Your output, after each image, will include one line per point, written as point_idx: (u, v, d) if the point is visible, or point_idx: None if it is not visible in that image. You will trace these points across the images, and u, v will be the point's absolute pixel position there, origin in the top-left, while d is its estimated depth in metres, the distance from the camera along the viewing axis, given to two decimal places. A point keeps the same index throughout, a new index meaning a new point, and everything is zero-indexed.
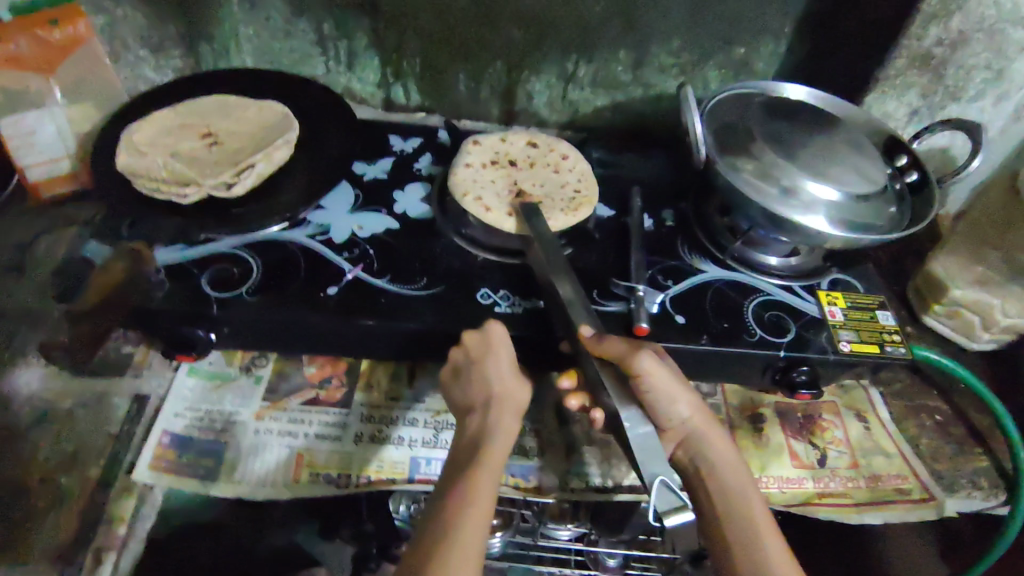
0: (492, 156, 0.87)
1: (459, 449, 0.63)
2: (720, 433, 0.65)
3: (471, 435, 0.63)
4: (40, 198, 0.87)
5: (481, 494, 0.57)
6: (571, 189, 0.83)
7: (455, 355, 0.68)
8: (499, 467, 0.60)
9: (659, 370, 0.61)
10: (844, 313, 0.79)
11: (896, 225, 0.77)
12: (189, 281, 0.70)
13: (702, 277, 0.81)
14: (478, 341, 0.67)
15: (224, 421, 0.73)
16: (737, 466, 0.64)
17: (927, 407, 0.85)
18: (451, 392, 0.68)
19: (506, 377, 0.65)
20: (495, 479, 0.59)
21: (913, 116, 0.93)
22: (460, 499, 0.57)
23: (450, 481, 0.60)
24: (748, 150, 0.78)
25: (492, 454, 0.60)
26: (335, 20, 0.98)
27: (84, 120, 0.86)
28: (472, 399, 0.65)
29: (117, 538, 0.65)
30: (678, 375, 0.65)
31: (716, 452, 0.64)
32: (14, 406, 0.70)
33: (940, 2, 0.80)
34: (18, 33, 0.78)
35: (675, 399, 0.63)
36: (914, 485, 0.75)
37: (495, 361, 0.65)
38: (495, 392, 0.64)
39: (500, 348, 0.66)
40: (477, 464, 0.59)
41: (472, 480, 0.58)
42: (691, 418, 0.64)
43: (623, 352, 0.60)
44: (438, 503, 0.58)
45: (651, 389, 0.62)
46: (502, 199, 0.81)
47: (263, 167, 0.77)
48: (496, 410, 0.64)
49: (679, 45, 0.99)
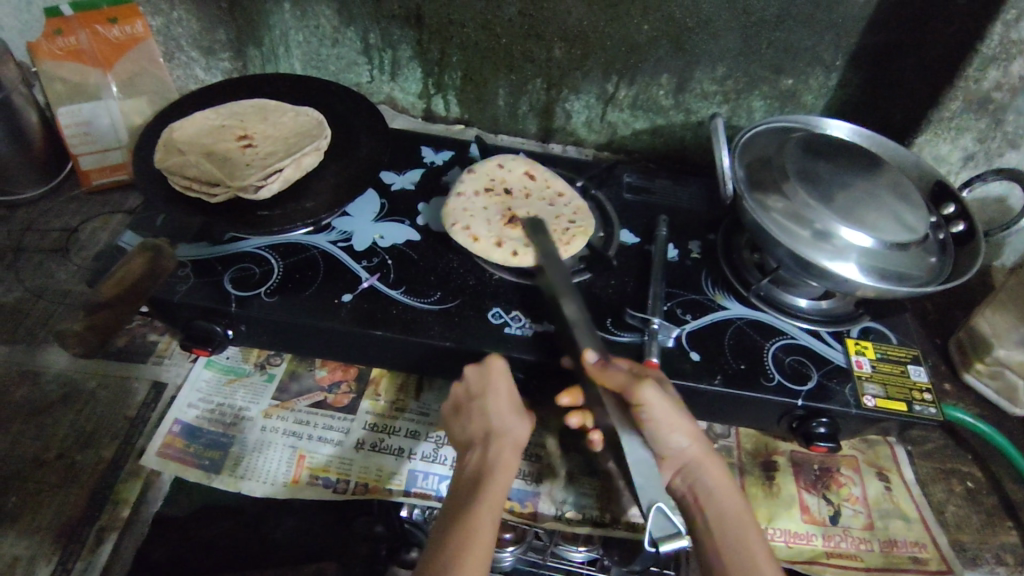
0: (487, 183, 0.86)
1: (460, 486, 0.60)
2: (718, 463, 0.62)
3: (472, 470, 0.61)
4: (90, 184, 0.95)
5: (483, 542, 0.55)
6: (566, 221, 0.82)
7: (456, 392, 0.67)
8: (500, 507, 0.58)
9: (660, 399, 0.59)
10: (872, 365, 0.75)
11: (935, 276, 0.73)
12: (211, 278, 0.73)
13: (723, 315, 0.79)
14: (477, 375, 0.66)
15: (234, 416, 0.75)
16: (736, 500, 0.60)
17: (959, 472, 0.80)
18: (451, 429, 0.68)
19: (505, 414, 0.64)
20: (495, 521, 0.57)
21: (968, 161, 0.90)
22: (460, 546, 0.54)
23: (447, 525, 0.57)
24: (780, 188, 0.76)
25: (493, 492, 0.58)
26: (381, 30, 0.99)
27: (135, 113, 0.95)
28: (469, 432, 0.65)
29: (120, 519, 0.66)
30: (681, 405, 0.62)
31: (714, 484, 0.61)
32: (44, 380, 0.75)
33: (1002, 45, 0.77)
34: (80, 29, 0.88)
35: (674, 427, 0.60)
36: (933, 555, 0.70)
37: (495, 398, 0.65)
38: (495, 427, 0.63)
39: (500, 381, 0.66)
40: (475, 507, 0.57)
41: (473, 525, 0.55)
42: (690, 445, 0.61)
43: (624, 383, 0.59)
44: (435, 550, 0.55)
45: (650, 417, 0.60)
46: (492, 228, 0.80)
47: (291, 172, 0.79)
48: (497, 443, 0.62)
49: (724, 72, 0.96)
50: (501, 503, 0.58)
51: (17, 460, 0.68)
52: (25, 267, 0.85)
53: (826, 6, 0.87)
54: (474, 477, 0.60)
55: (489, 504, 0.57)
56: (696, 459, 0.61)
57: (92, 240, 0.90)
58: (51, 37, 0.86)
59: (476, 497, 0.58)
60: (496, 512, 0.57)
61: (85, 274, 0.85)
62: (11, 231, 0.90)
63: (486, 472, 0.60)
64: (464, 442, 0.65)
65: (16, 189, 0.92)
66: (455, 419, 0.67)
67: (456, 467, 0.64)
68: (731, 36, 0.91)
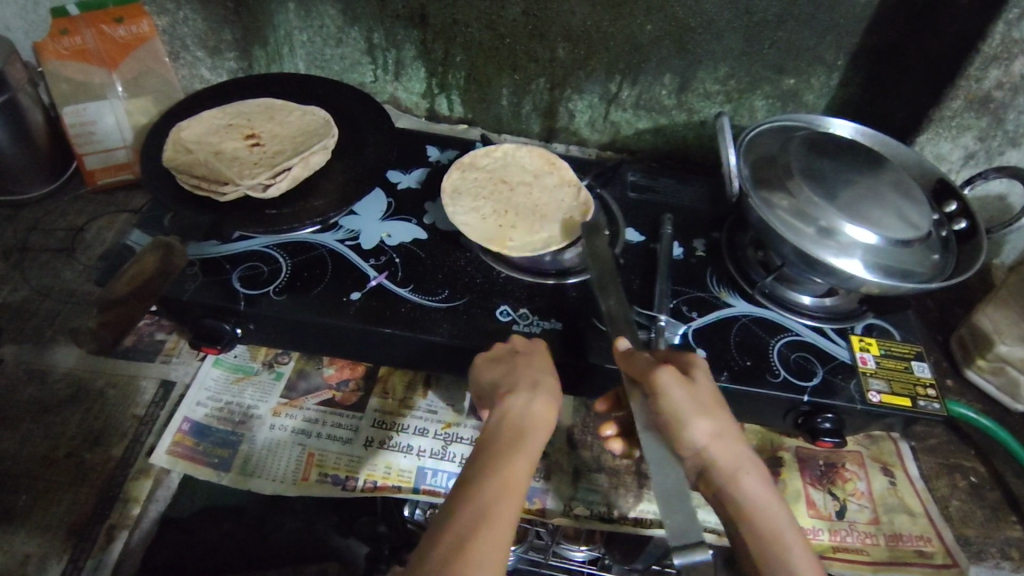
0: (485, 178, 0.88)
1: (496, 431, 0.60)
2: (751, 472, 0.58)
3: (512, 418, 0.61)
4: (95, 183, 0.95)
5: (514, 490, 0.56)
6: (565, 211, 0.84)
7: (500, 346, 0.68)
8: (534, 460, 0.59)
9: (676, 387, 0.59)
10: (876, 360, 0.76)
11: (938, 273, 0.74)
12: (221, 276, 0.73)
13: (728, 312, 0.79)
14: (524, 343, 0.69)
15: (243, 413, 0.75)
16: (779, 518, 0.56)
17: (962, 468, 0.80)
18: (479, 373, 0.66)
19: (547, 374, 0.66)
20: (527, 472, 0.58)
21: (968, 159, 0.91)
22: (499, 494, 0.55)
23: (481, 468, 0.57)
24: (784, 185, 0.77)
25: (529, 446, 0.59)
26: (385, 30, 1.00)
27: (140, 113, 0.95)
28: (511, 377, 0.64)
29: (130, 518, 0.66)
30: (705, 400, 0.60)
31: (748, 498, 0.57)
32: (51, 378, 0.75)
33: (1003, 44, 0.78)
34: (85, 28, 0.88)
35: (693, 420, 0.58)
36: (937, 549, 0.71)
37: (540, 359, 0.67)
38: (541, 380, 0.64)
39: (544, 354, 0.68)
40: (513, 456, 0.58)
41: (508, 476, 0.56)
42: (708, 448, 0.58)
43: (643, 369, 0.60)
44: (465, 492, 0.55)
45: (669, 410, 0.58)
46: (492, 221, 0.82)
47: (299, 171, 0.80)
48: (540, 394, 0.63)
49: (726, 72, 0.97)
50: (535, 456, 0.59)
51: (27, 458, 0.68)
52: (31, 267, 0.85)
53: (828, 6, 0.88)
54: (515, 428, 0.60)
55: (526, 455, 0.58)
56: (722, 462, 0.58)
57: (98, 239, 0.90)
58: (57, 37, 0.87)
59: (515, 448, 0.58)
60: (531, 464, 0.58)
61: (91, 274, 0.85)
62: (17, 231, 0.90)
63: (526, 425, 0.60)
64: (488, 389, 0.64)
65: (21, 189, 0.92)
66: (497, 363, 0.66)
67: (496, 411, 0.62)
68: (734, 36, 0.92)
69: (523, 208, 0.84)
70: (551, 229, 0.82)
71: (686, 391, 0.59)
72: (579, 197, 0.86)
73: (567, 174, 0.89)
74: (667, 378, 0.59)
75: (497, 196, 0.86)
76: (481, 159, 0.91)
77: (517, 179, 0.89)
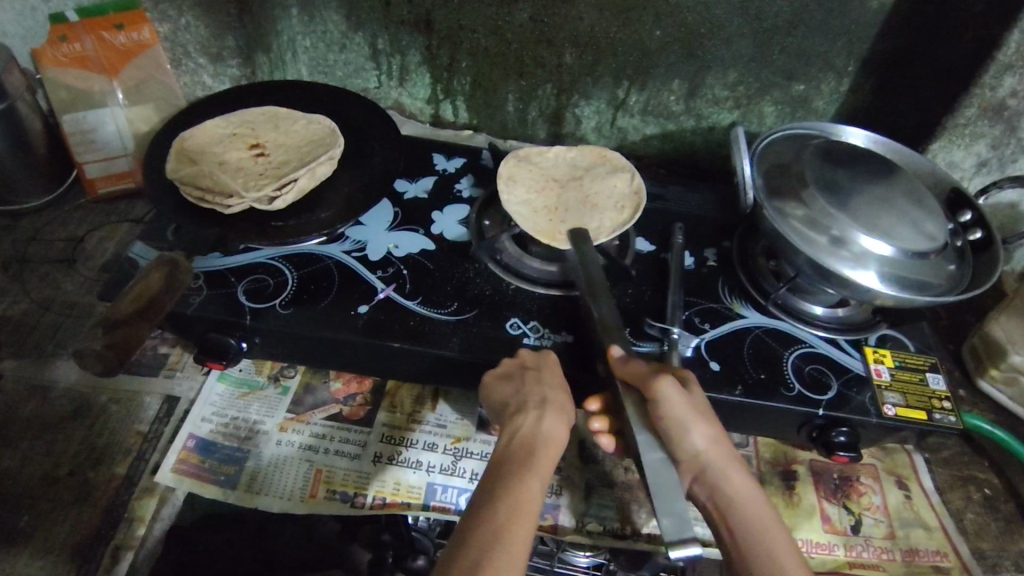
0: (537, 178, 0.86)
1: (506, 454, 0.59)
2: (741, 471, 0.59)
3: (522, 438, 0.60)
4: (95, 193, 0.94)
5: (528, 510, 0.54)
6: (615, 206, 0.83)
7: (508, 363, 0.67)
8: (546, 481, 0.58)
9: (679, 396, 0.57)
10: (891, 372, 0.75)
11: (954, 284, 0.73)
12: (226, 290, 0.72)
13: (741, 323, 0.78)
14: (533, 357, 0.68)
15: (249, 429, 0.74)
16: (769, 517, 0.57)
17: (976, 479, 0.79)
18: (489, 391, 0.65)
19: (558, 389, 0.65)
20: (540, 493, 0.57)
21: (981, 167, 0.91)
22: (511, 516, 0.53)
23: (490, 492, 0.56)
24: (798, 196, 0.76)
25: (542, 464, 0.58)
26: (390, 36, 0.98)
27: (141, 121, 0.94)
28: (521, 394, 0.63)
29: (136, 538, 0.65)
30: (701, 407, 0.59)
31: (742, 500, 0.57)
32: (53, 394, 0.73)
33: (1017, 52, 0.78)
34: (85, 35, 0.87)
35: (691, 426, 0.57)
36: (954, 564, 0.70)
37: (550, 373, 0.66)
38: (551, 396, 0.63)
39: (555, 370, 0.67)
40: (523, 477, 0.57)
41: (521, 498, 0.55)
42: (706, 452, 0.58)
43: (643, 373, 0.58)
44: (477, 517, 0.53)
45: (667, 415, 0.57)
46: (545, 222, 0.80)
47: (305, 182, 0.78)
48: (551, 413, 0.62)
49: (735, 78, 0.96)
50: (548, 478, 0.58)
51: (29, 476, 0.67)
52: (30, 279, 0.84)
53: (839, 12, 0.86)
54: (527, 448, 0.59)
55: (539, 475, 0.57)
56: (715, 465, 0.58)
57: (99, 250, 0.89)
58: (56, 43, 0.86)
59: (526, 466, 0.57)
60: (544, 485, 0.57)
61: (93, 286, 0.84)
62: (17, 242, 0.88)
63: (538, 444, 0.59)
64: (501, 410, 0.63)
65: (20, 198, 0.91)
66: (506, 381, 0.65)
67: (506, 431, 0.61)
68: (744, 41, 0.91)
69: (576, 203, 0.83)
70: (604, 222, 0.81)
71: (684, 397, 0.58)
72: (628, 183, 0.87)
73: (620, 164, 0.89)
74: (668, 386, 0.57)
75: (550, 199, 0.83)
76: (536, 155, 0.89)
77: (569, 169, 0.89)
